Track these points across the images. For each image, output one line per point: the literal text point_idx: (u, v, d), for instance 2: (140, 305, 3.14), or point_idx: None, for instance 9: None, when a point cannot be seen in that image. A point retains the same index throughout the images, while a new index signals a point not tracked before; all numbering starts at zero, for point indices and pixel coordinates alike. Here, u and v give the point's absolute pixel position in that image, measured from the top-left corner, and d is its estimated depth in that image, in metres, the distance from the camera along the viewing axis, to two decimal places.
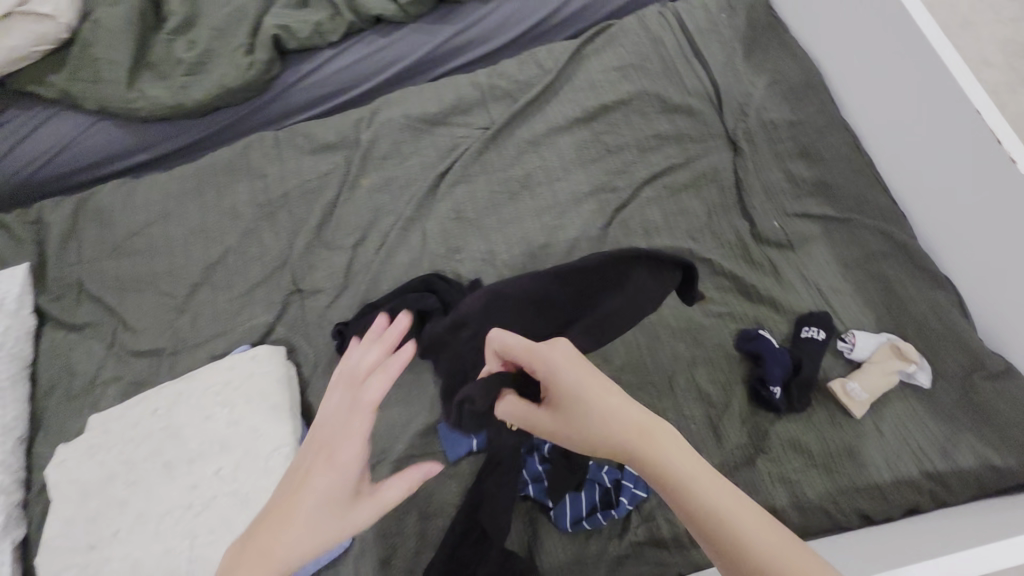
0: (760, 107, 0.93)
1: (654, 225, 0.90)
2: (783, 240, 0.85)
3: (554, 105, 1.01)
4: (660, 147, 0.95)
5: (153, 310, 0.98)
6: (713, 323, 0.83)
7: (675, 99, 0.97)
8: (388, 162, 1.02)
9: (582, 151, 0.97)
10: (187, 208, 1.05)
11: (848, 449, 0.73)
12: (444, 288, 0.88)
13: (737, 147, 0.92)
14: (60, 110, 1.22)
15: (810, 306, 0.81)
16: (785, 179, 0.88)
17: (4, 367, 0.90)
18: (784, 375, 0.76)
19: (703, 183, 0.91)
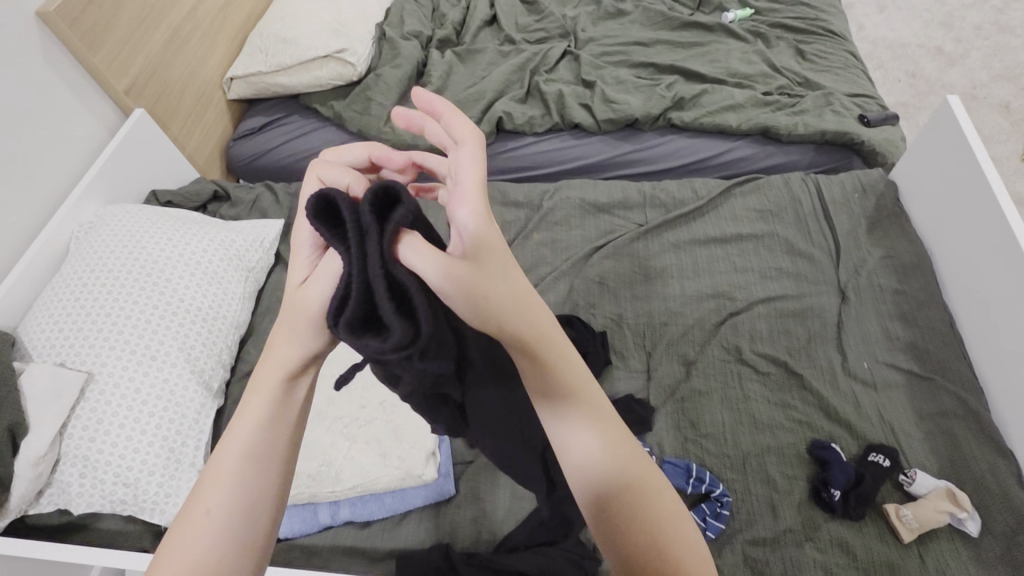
0: (873, 271, 1.13)
1: (760, 334, 1.09)
2: (868, 379, 1.01)
3: (699, 223, 1.26)
4: (779, 278, 1.16)
5: None
6: (792, 426, 0.98)
7: (800, 246, 1.19)
8: (558, 226, 1.30)
9: (712, 262, 1.20)
10: None
11: (890, 564, 0.84)
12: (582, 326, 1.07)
13: (845, 296, 1.11)
14: (328, 125, 1.65)
15: (881, 438, 0.95)
16: (881, 332, 1.06)
17: (250, 284, 1.25)
18: (846, 483, 0.88)
19: (809, 316, 1.10)
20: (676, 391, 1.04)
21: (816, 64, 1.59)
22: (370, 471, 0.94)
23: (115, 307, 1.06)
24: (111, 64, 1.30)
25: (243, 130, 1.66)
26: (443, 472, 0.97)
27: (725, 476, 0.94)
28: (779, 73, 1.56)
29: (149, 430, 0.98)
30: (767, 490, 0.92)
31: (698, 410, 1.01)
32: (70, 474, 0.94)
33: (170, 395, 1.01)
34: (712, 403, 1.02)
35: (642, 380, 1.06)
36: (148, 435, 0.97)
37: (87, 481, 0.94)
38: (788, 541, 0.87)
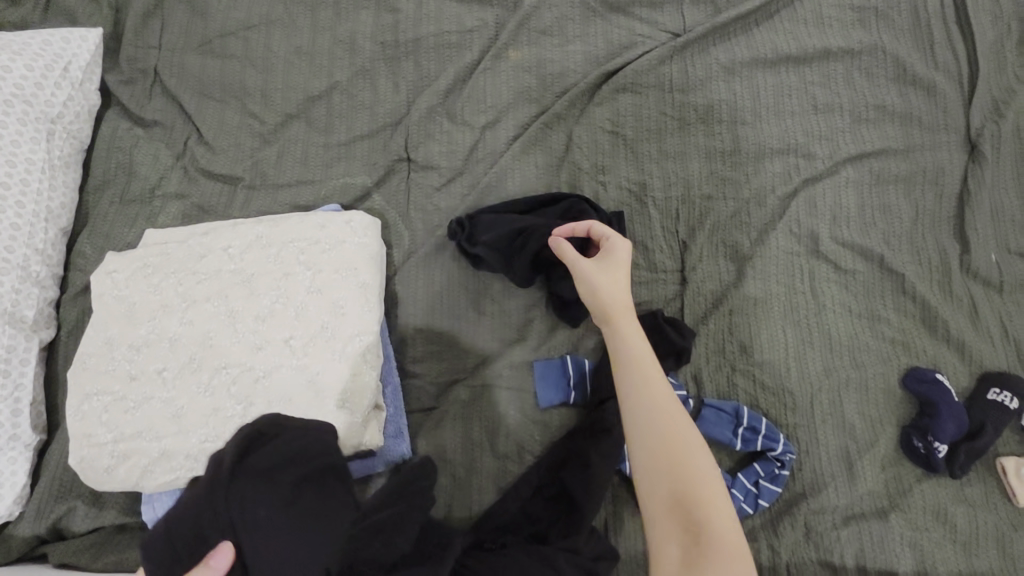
0: (1021, 111, 0.75)
1: (846, 213, 0.74)
2: (994, 279, 0.71)
3: (765, 30, 0.81)
4: (879, 122, 0.77)
5: (234, 131, 0.83)
6: (881, 348, 0.70)
7: (917, 68, 0.78)
8: (547, 38, 0.83)
9: (783, 96, 0.79)
10: (294, 18, 0.86)
11: (996, 534, 0.63)
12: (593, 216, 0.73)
13: (977, 151, 0.75)
14: None
15: (1001, 363, 0.68)
16: (1020, 209, 0.73)
17: (60, 144, 0.77)
18: (955, 435, 0.64)
19: (918, 183, 0.74)
20: (721, 302, 0.72)
21: None
22: None
23: None
24: None
25: None
26: (393, 432, 0.69)
27: (786, 422, 0.68)
28: None
29: None
30: (842, 440, 0.67)
31: (752, 328, 0.71)
32: None
33: None
34: (774, 317, 0.71)
35: (673, 287, 0.74)
36: None
37: None
38: (867, 510, 0.65)
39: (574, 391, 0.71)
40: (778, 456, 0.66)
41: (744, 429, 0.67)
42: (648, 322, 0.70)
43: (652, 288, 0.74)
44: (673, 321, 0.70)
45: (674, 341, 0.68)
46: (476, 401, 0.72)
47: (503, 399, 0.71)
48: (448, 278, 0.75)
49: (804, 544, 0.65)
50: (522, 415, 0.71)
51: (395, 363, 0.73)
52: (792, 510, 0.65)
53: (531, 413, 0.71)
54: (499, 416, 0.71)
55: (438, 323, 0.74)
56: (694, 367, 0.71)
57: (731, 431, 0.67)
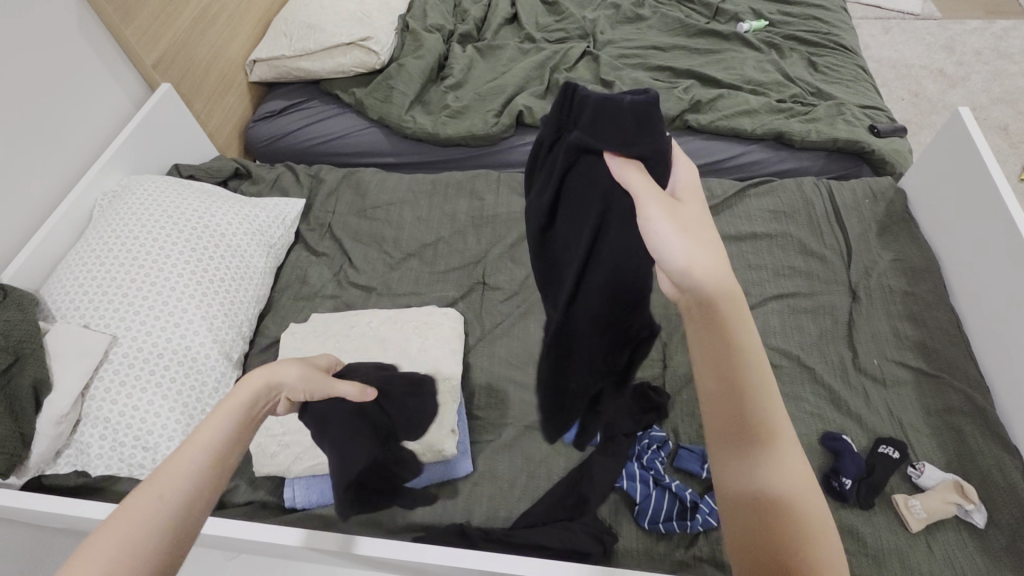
0: (883, 273, 1.17)
1: (773, 329, 1.12)
2: (878, 375, 1.04)
3: (714, 220, 1.29)
4: (791, 276, 1.19)
5: (375, 261, 1.30)
6: (804, 417, 1.01)
7: (813, 245, 1.22)
8: None
9: (727, 258, 1.23)
10: (420, 200, 1.39)
11: (897, 551, 0.87)
12: (657, 398, 1.02)
13: (856, 295, 1.14)
14: (348, 111, 1.66)
15: (889, 431, 0.98)
16: (891, 332, 1.09)
17: (270, 259, 1.25)
18: (857, 473, 0.92)
19: (820, 313, 1.13)
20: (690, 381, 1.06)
21: (828, 75, 1.62)
22: None
23: (140, 273, 1.06)
24: (140, 37, 1.31)
25: (264, 112, 1.66)
26: (462, 449, 0.99)
27: None
28: (793, 82, 1.60)
29: (170, 397, 0.97)
30: None
31: None
32: (91, 435, 0.94)
33: (191, 363, 1.01)
34: None
35: (658, 370, 1.08)
36: (169, 402, 0.96)
37: (107, 444, 0.93)
38: None
39: (589, 434, 1.01)
40: None
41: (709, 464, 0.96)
42: (641, 389, 1.02)
43: (644, 369, 1.09)
44: (657, 388, 1.03)
45: (656, 399, 1.01)
46: (520, 436, 1.03)
47: (539, 436, 1.02)
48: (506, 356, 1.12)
49: None
50: (552, 448, 1.01)
51: (466, 406, 1.05)
52: None
53: (558, 446, 1.01)
54: (537, 448, 1.01)
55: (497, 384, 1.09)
56: (672, 423, 1.03)
57: (699, 464, 0.96)
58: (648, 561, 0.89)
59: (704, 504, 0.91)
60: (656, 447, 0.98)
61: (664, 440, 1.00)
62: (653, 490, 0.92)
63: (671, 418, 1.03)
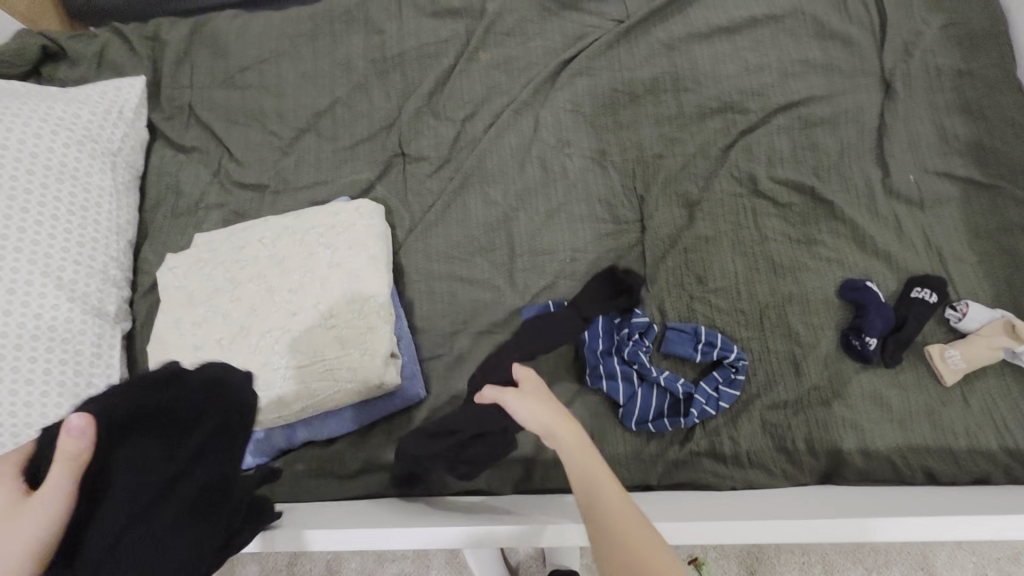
0: (928, 49, 0.86)
1: (780, 155, 0.86)
2: (914, 196, 0.81)
3: (697, 7, 0.94)
4: (803, 74, 0.88)
5: (259, 146, 0.99)
6: (819, 266, 0.81)
7: (833, 23, 0.89)
8: (510, 39, 0.97)
9: (717, 63, 0.91)
10: (299, 49, 1.03)
11: (929, 411, 0.74)
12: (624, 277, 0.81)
13: (891, 88, 0.85)
14: None
15: (926, 267, 0.79)
16: (934, 133, 0.83)
17: (122, 172, 0.95)
18: (883, 330, 0.75)
19: (842, 122, 0.85)
20: (677, 242, 0.84)
21: None
22: (318, 389, 0.77)
23: None
24: None
25: None
26: (409, 376, 0.81)
27: (739, 334, 0.79)
28: None
29: (35, 381, 0.77)
30: (788, 345, 0.78)
31: (705, 261, 0.83)
32: None
33: (51, 336, 0.80)
34: (722, 249, 0.83)
35: (635, 234, 0.86)
36: (36, 389, 0.77)
37: None
38: (813, 400, 0.76)
39: None
40: (733, 363, 0.77)
41: (705, 346, 0.78)
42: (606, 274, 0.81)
43: (618, 237, 0.86)
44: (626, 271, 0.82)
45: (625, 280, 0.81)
46: (475, 344, 0.84)
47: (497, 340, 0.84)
48: (445, 246, 0.89)
49: (764, 435, 0.76)
50: None
51: (406, 320, 0.85)
52: (750, 407, 0.76)
53: None
54: None
55: (439, 284, 0.87)
56: (657, 300, 0.83)
57: (693, 346, 0.78)
58: (637, 466, 0.77)
59: (699, 393, 0.76)
60: (638, 336, 0.80)
61: (647, 325, 0.80)
62: (638, 388, 0.77)
63: (655, 294, 0.83)
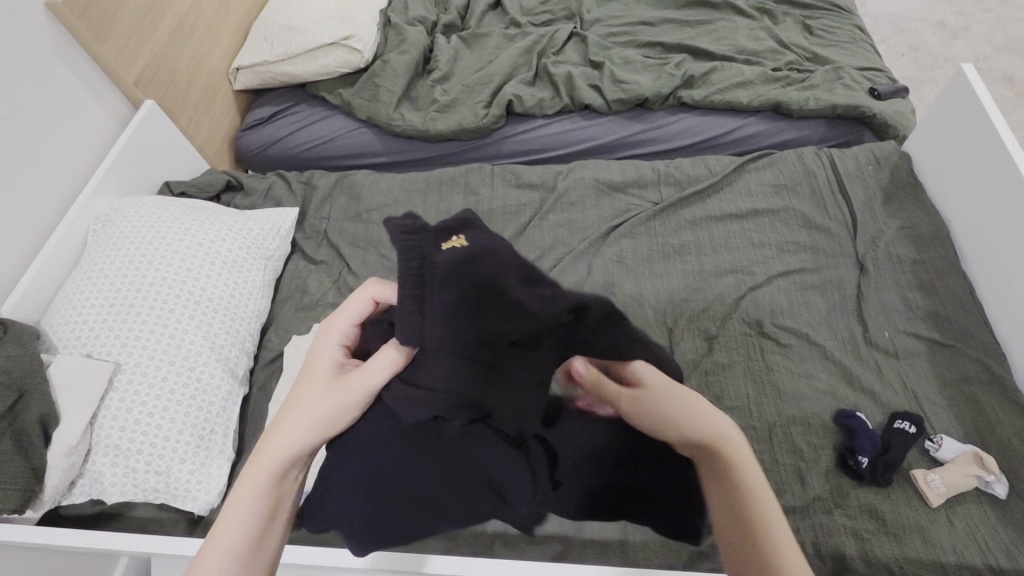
0: (890, 243, 1.14)
1: (780, 308, 1.10)
2: (890, 348, 1.02)
3: (714, 199, 1.27)
4: (796, 251, 1.16)
5: (373, 265, 1.28)
6: (816, 396, 0.99)
7: (817, 218, 1.19)
8: (573, 207, 1.30)
9: (730, 237, 1.20)
10: (414, 200, 1.38)
11: (919, 528, 0.85)
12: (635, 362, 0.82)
13: (864, 267, 1.12)
14: (336, 113, 1.63)
15: (905, 405, 0.96)
16: (901, 302, 1.07)
17: (269, 272, 1.23)
18: (873, 451, 0.90)
19: (828, 288, 1.11)
20: (699, 366, 1.05)
21: (824, 38, 1.57)
22: None
23: (138, 297, 1.05)
24: (118, 56, 1.29)
25: (252, 120, 1.65)
26: None
27: (751, 446, 0.95)
28: (788, 48, 1.55)
29: (179, 418, 0.97)
30: (794, 459, 0.93)
31: (722, 384, 1.03)
32: (103, 463, 0.94)
33: (195, 384, 1.01)
34: (735, 375, 1.03)
35: None
36: (178, 424, 0.96)
37: (119, 470, 0.93)
38: (817, 508, 0.88)
39: None
40: None
41: None
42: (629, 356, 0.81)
43: None
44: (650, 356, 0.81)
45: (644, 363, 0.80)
46: None
47: None
48: None
49: None
50: None
51: None
52: None
53: None
54: None
55: None
56: None
57: None
58: (664, 552, 0.89)
59: None
60: None
61: None
62: None
63: None
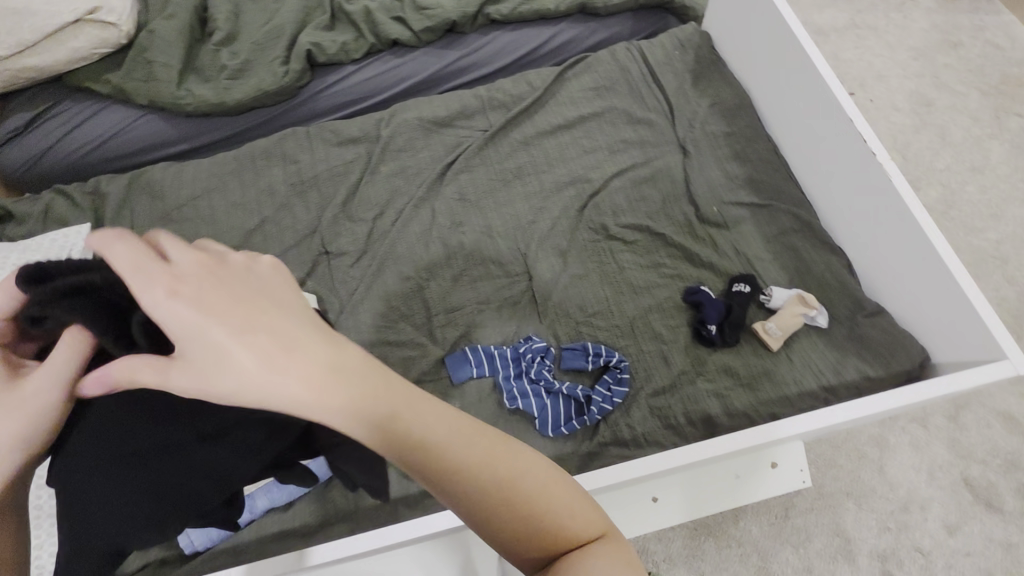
0: (704, 122, 1.19)
1: (621, 207, 1.12)
2: (720, 221, 1.09)
3: (541, 114, 1.25)
4: (625, 149, 1.19)
5: None
6: (666, 282, 1.05)
7: (638, 112, 1.22)
8: (403, 153, 1.22)
9: (564, 149, 1.20)
10: (228, 183, 1.22)
11: (767, 372, 0.95)
12: None
13: (686, 150, 1.17)
14: (110, 104, 1.37)
15: (740, 269, 1.05)
16: (722, 175, 1.13)
17: None
18: (718, 317, 0.98)
19: (659, 178, 1.15)
20: (558, 282, 1.06)
21: None
22: None
23: None
24: None
25: (3, 132, 1.34)
26: None
27: (617, 343, 0.99)
28: None
29: None
30: (657, 344, 0.99)
31: (582, 293, 1.05)
32: None
33: None
34: (593, 281, 1.06)
35: (525, 283, 1.07)
36: None
37: None
38: (682, 382, 0.95)
39: (476, 368, 0.98)
40: (617, 365, 0.96)
41: (594, 357, 0.97)
42: None
43: (512, 287, 1.07)
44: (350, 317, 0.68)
45: None
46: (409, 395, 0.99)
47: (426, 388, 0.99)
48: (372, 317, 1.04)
49: (652, 418, 0.93)
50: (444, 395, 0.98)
51: None
52: (638, 397, 0.95)
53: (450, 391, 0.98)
54: None
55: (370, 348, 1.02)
56: (551, 330, 1.02)
57: (584, 359, 0.97)
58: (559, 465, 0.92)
59: (596, 394, 0.93)
60: (540, 359, 0.98)
61: (545, 350, 0.99)
62: (547, 400, 0.94)
63: (549, 326, 1.03)
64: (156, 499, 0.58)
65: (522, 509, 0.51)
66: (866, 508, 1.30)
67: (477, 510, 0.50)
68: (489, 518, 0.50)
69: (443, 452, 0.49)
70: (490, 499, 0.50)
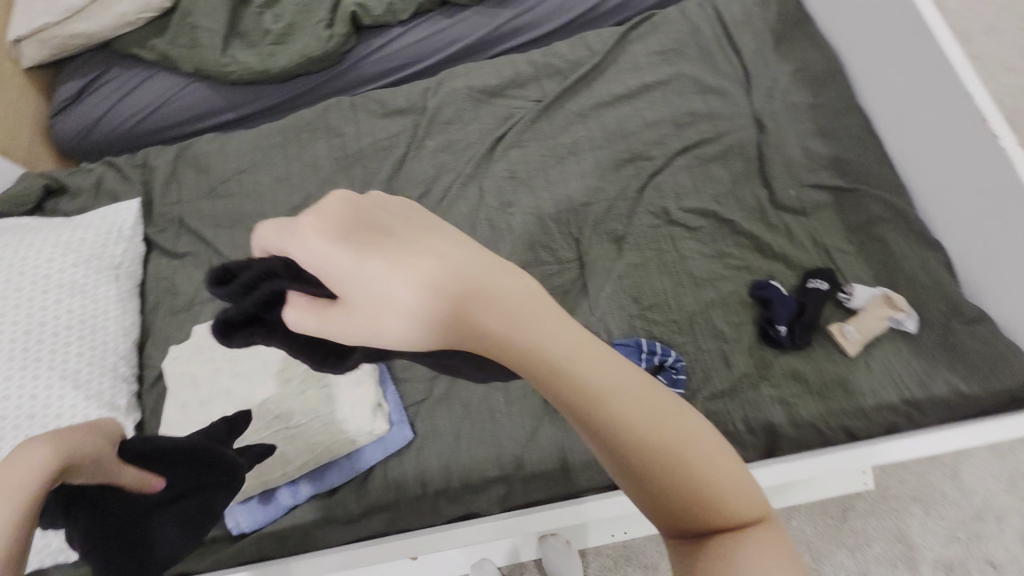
0: (785, 91, 1.06)
1: (685, 189, 1.03)
2: (797, 206, 0.98)
3: (600, 82, 1.14)
4: (692, 122, 1.07)
5: (244, 244, 1.13)
6: (731, 274, 0.96)
7: (709, 80, 1.09)
8: (451, 126, 1.15)
9: (624, 122, 1.10)
10: (272, 157, 1.20)
11: (840, 380, 0.86)
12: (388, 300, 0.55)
13: (762, 124, 1.05)
14: (158, 71, 1.36)
15: (817, 262, 0.94)
16: (803, 154, 1.01)
17: (125, 282, 1.07)
18: (790, 316, 0.88)
19: (730, 156, 1.04)
20: (612, 272, 0.99)
21: None
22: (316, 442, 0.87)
23: None
24: None
25: (58, 102, 1.36)
26: (397, 420, 0.92)
27: (674, 340, 0.92)
28: None
29: None
30: (718, 344, 0.91)
31: (638, 284, 0.97)
32: None
33: None
34: (650, 271, 0.98)
35: (576, 270, 1.01)
36: None
37: None
38: (744, 386, 0.88)
39: None
40: (673, 365, 0.89)
41: (645, 355, 0.89)
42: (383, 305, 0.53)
43: (563, 275, 1.00)
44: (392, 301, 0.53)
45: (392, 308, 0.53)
46: (453, 385, 0.96)
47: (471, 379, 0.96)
48: None
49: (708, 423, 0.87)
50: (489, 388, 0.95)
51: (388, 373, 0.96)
52: (694, 400, 0.88)
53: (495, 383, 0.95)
54: (472, 393, 0.94)
55: None
56: (603, 323, 0.96)
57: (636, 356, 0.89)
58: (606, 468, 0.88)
59: None
60: None
61: None
62: None
63: (600, 318, 0.96)
64: (184, 527, 0.64)
65: (681, 464, 0.41)
66: (935, 515, 1.22)
67: (634, 476, 0.41)
68: (638, 476, 0.41)
69: (587, 375, 0.40)
70: (634, 440, 0.40)
